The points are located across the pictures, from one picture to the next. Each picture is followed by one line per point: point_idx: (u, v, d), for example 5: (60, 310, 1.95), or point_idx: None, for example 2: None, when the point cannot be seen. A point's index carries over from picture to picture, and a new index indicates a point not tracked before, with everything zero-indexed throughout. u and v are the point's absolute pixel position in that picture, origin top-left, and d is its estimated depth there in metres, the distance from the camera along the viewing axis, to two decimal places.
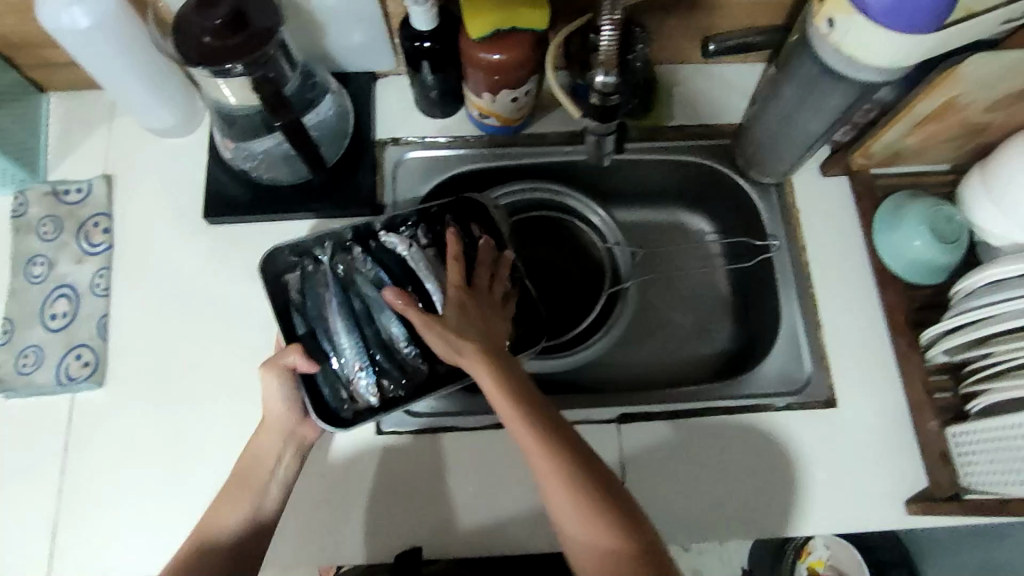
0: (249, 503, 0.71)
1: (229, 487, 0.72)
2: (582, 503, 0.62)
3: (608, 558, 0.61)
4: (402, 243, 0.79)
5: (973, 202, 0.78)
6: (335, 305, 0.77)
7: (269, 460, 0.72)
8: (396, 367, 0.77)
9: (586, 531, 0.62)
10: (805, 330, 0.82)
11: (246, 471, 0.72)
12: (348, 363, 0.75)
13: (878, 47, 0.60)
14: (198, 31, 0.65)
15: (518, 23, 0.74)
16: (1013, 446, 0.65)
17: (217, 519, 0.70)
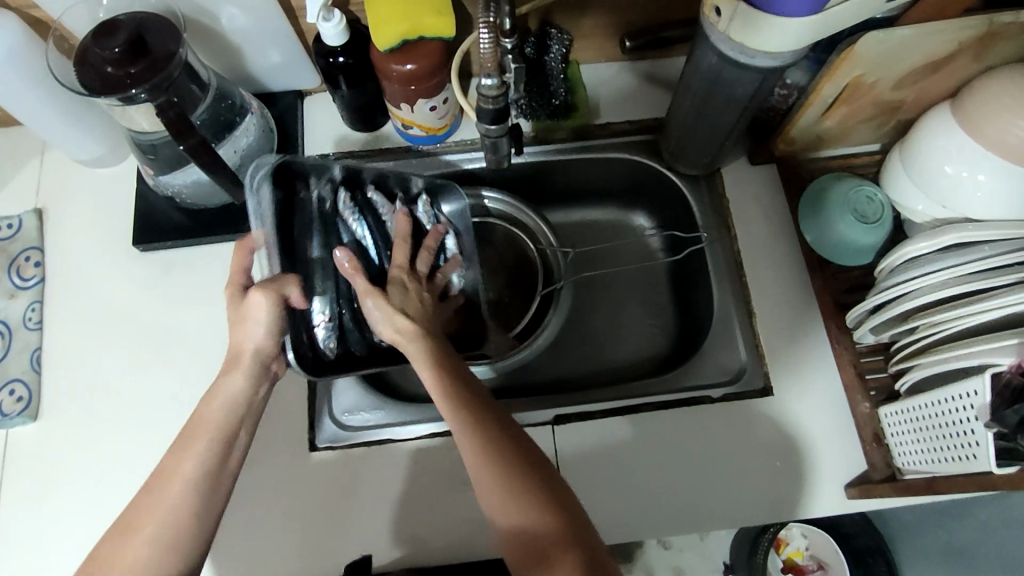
0: (212, 445, 0.61)
1: (184, 434, 0.62)
2: (523, 512, 0.57)
3: (539, 545, 0.56)
4: (385, 203, 0.78)
5: (894, 181, 0.77)
6: (317, 245, 0.74)
7: (236, 396, 0.64)
8: (359, 326, 0.75)
9: (529, 546, 0.56)
10: (738, 319, 0.82)
11: (206, 414, 0.63)
12: (323, 314, 0.72)
13: (768, 36, 0.61)
14: (99, 62, 0.66)
15: (425, 32, 0.74)
16: (939, 423, 0.64)
17: (176, 465, 0.60)
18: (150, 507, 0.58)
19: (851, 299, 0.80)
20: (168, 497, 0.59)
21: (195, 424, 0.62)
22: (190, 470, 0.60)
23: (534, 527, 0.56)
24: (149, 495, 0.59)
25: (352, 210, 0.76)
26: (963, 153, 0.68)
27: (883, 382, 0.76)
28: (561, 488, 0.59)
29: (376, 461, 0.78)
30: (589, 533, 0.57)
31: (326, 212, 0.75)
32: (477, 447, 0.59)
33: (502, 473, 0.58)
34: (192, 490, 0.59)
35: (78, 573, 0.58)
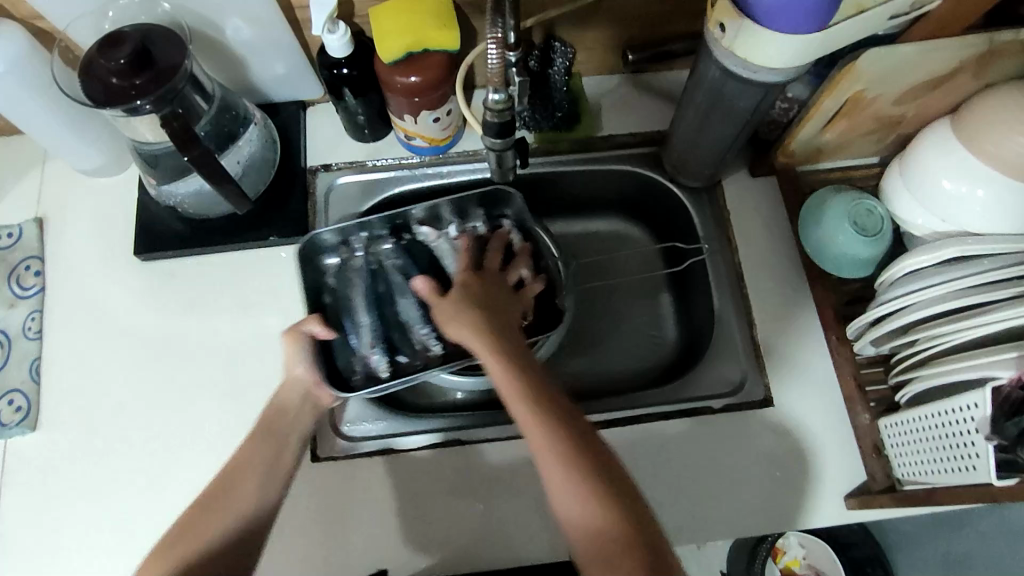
0: (265, 479, 0.66)
1: (235, 467, 0.66)
2: (592, 517, 0.55)
3: (603, 546, 0.54)
4: (432, 233, 0.89)
5: (893, 194, 0.78)
6: (364, 296, 0.87)
7: (288, 434, 0.70)
8: (408, 345, 0.86)
9: (595, 551, 0.54)
10: (739, 330, 0.83)
11: (258, 449, 0.68)
12: (368, 341, 0.85)
13: (770, 51, 0.61)
14: (104, 73, 0.66)
15: (429, 45, 0.75)
16: (939, 434, 0.65)
17: (227, 495, 0.64)
18: (193, 534, 0.61)
19: (850, 311, 0.81)
20: (236, 492, 0.64)
21: (247, 459, 0.67)
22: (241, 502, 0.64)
23: (601, 531, 0.54)
24: (197, 522, 0.62)
25: (396, 252, 0.89)
26: (961, 168, 0.69)
27: (882, 394, 0.77)
28: (635, 498, 0.57)
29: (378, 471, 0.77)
30: (661, 545, 0.54)
31: (372, 261, 0.88)
32: (550, 445, 0.58)
33: (571, 474, 0.57)
34: (243, 516, 0.63)
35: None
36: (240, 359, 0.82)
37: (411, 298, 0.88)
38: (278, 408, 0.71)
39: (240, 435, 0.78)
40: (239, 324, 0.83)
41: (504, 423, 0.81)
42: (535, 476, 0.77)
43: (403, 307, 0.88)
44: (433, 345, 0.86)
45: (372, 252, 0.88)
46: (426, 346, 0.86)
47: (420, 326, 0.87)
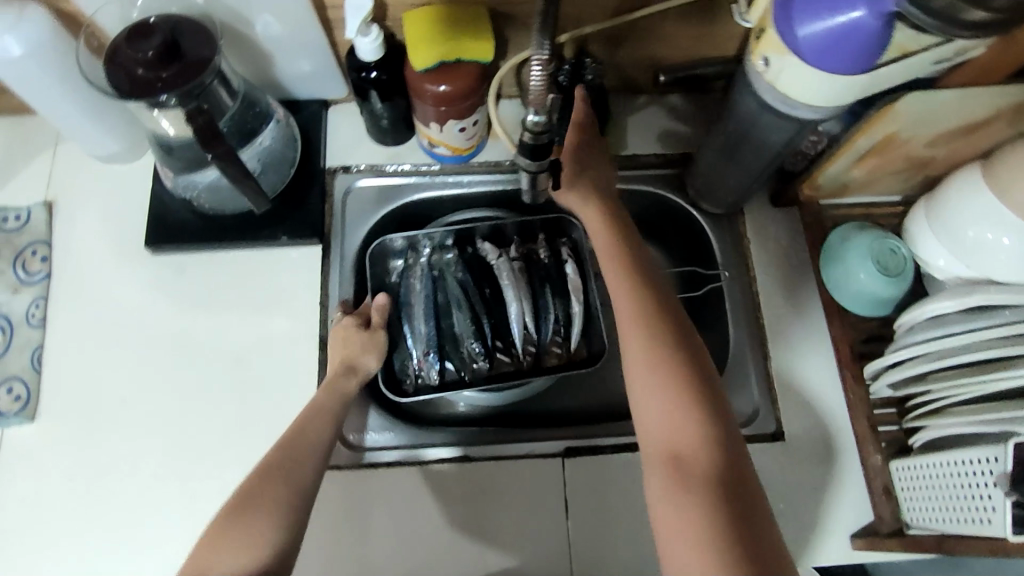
0: (296, 489, 0.62)
1: (260, 481, 0.62)
2: (665, 433, 0.62)
3: (686, 450, 0.60)
4: (494, 251, 0.88)
5: (917, 236, 0.78)
6: (422, 298, 0.86)
7: (319, 444, 0.67)
8: (459, 357, 0.86)
9: (655, 463, 0.61)
10: (754, 362, 0.82)
11: (286, 459, 0.65)
12: (417, 347, 0.85)
13: (812, 88, 0.61)
14: (130, 62, 0.64)
15: (462, 54, 0.73)
16: (953, 484, 0.64)
17: (251, 512, 0.60)
18: (230, 547, 0.57)
19: (867, 349, 0.80)
20: (290, 474, 0.63)
21: (280, 472, 0.63)
22: (270, 518, 0.60)
23: (662, 448, 0.61)
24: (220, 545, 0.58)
25: (459, 266, 0.88)
26: (988, 216, 0.69)
27: (895, 435, 0.76)
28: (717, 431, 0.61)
29: (386, 482, 0.76)
30: (733, 473, 0.59)
31: (435, 268, 0.87)
32: (651, 375, 0.64)
33: (663, 398, 0.63)
34: (272, 531, 0.59)
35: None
36: (248, 360, 0.80)
37: (465, 316, 0.86)
38: (337, 394, 0.73)
39: (245, 438, 0.77)
40: (250, 325, 0.82)
41: (513, 440, 0.80)
42: (543, 493, 0.77)
43: (456, 321, 0.87)
44: (480, 361, 0.85)
45: (436, 260, 0.88)
46: (473, 361, 0.86)
47: (471, 340, 0.85)
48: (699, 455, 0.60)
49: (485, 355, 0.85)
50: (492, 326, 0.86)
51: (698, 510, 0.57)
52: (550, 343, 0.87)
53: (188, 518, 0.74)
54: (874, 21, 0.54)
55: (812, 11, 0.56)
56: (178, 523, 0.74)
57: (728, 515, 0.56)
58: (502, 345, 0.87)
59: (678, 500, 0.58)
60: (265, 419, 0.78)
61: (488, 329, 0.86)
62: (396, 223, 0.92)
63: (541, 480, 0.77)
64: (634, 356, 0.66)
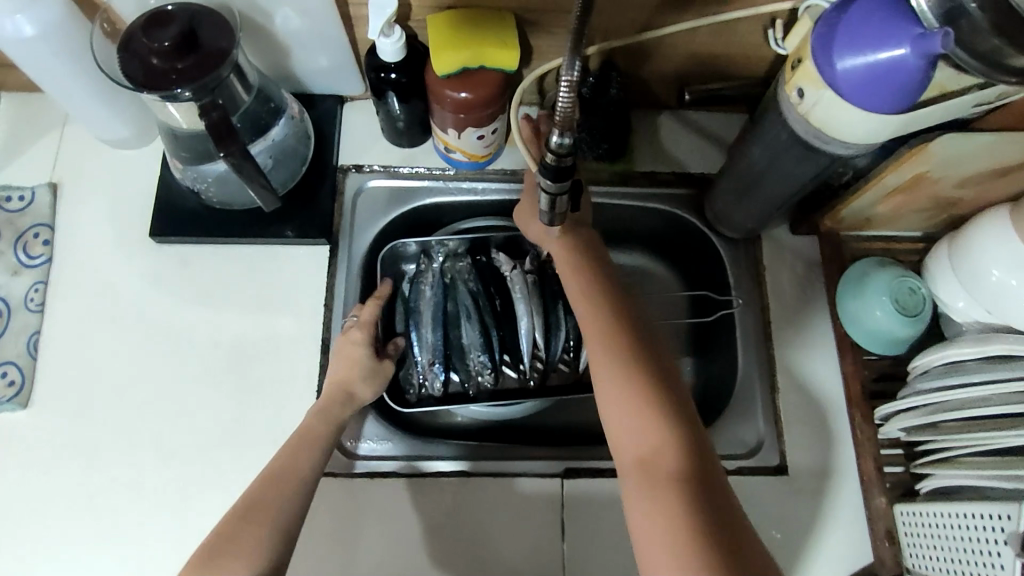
0: (280, 522, 0.61)
1: (242, 521, 0.60)
2: (631, 435, 0.61)
3: (651, 444, 0.59)
4: (508, 262, 0.88)
5: (938, 276, 0.76)
6: (428, 303, 0.86)
7: (306, 480, 0.65)
8: (463, 370, 0.86)
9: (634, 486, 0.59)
10: (761, 392, 0.81)
11: (270, 495, 0.63)
12: (422, 355, 0.85)
13: (847, 124, 0.59)
14: (145, 51, 0.62)
15: (487, 61, 0.71)
16: (962, 536, 0.63)
17: (229, 559, 0.58)
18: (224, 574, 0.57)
19: (878, 387, 0.79)
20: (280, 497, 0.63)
21: (265, 494, 0.63)
22: (248, 566, 0.58)
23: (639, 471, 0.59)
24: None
25: (471, 274, 0.88)
26: (1014, 262, 0.67)
27: (900, 477, 0.75)
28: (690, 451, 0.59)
29: (380, 494, 0.75)
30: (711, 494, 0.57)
31: (446, 275, 0.88)
32: (611, 372, 0.64)
33: (627, 399, 0.62)
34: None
35: None
36: (247, 359, 0.79)
37: (472, 327, 0.87)
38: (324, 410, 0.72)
39: (240, 438, 0.76)
40: (251, 323, 0.80)
41: (512, 457, 0.79)
42: (538, 515, 0.75)
43: (464, 332, 0.87)
44: (485, 374, 0.86)
45: (448, 267, 0.88)
46: (479, 374, 0.86)
47: (476, 353, 0.86)
48: (676, 478, 0.57)
49: (490, 366, 0.86)
50: (501, 339, 0.87)
51: (663, 504, 0.57)
52: (558, 358, 0.88)
53: (176, 518, 0.73)
54: (918, 60, 0.52)
55: (853, 44, 0.54)
56: (165, 523, 0.73)
57: (693, 512, 0.56)
58: (510, 359, 0.87)
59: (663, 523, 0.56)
60: (261, 421, 0.76)
61: (496, 343, 0.86)
62: (407, 225, 0.90)
63: (537, 501, 0.76)
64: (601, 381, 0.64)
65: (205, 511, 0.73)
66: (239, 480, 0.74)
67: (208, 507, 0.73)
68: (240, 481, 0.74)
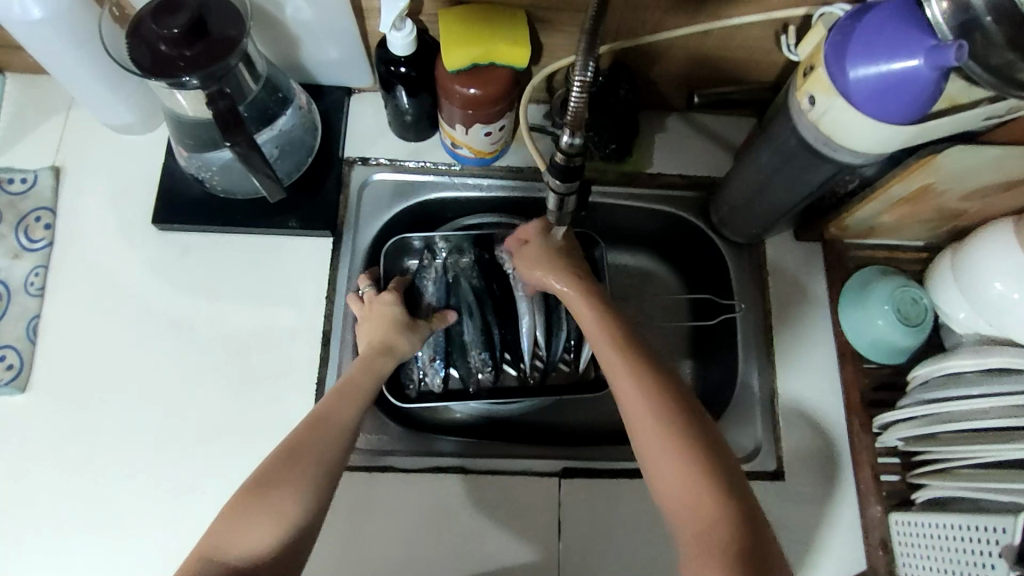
0: (321, 468, 0.59)
1: (286, 461, 0.59)
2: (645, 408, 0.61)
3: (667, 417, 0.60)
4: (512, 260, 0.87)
5: (941, 287, 0.76)
6: (432, 299, 0.86)
7: (348, 423, 0.64)
8: (464, 366, 0.86)
9: (659, 464, 0.58)
10: (760, 397, 0.81)
11: (314, 434, 0.62)
12: (425, 351, 0.85)
13: (857, 133, 0.59)
14: (155, 38, 0.62)
15: (497, 58, 0.71)
16: (956, 550, 0.64)
17: (274, 490, 0.57)
18: (269, 508, 0.56)
19: (876, 396, 0.79)
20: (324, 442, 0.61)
21: (308, 439, 0.61)
22: (291, 504, 0.56)
23: (667, 448, 0.58)
24: (243, 522, 0.55)
25: (474, 271, 0.88)
26: (1017, 275, 0.67)
27: (895, 486, 0.75)
28: (710, 432, 0.60)
29: (377, 487, 0.75)
30: (735, 468, 0.58)
31: (449, 272, 0.87)
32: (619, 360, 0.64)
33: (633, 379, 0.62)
34: (294, 515, 0.56)
35: (218, 531, 0.55)
36: (248, 349, 0.78)
37: (472, 325, 0.86)
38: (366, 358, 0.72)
39: (240, 428, 0.76)
40: (252, 313, 0.80)
41: (511, 454, 0.79)
42: (534, 514, 0.75)
43: (465, 328, 0.87)
44: (486, 372, 0.86)
45: (451, 263, 0.88)
46: (479, 371, 0.86)
47: (477, 350, 0.86)
48: (705, 446, 0.58)
49: (490, 363, 0.86)
50: (502, 337, 0.87)
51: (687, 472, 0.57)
52: (559, 358, 0.88)
53: (172, 506, 0.73)
54: (930, 72, 0.52)
55: (866, 53, 0.54)
56: (161, 511, 0.73)
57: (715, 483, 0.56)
58: (511, 358, 0.88)
59: (695, 501, 0.56)
60: (260, 412, 0.76)
61: (498, 341, 0.87)
62: (410, 219, 0.90)
63: (534, 498, 0.76)
64: (617, 368, 0.63)
65: (202, 500, 0.73)
66: (237, 470, 0.74)
67: (206, 496, 0.73)
68: (237, 470, 0.74)
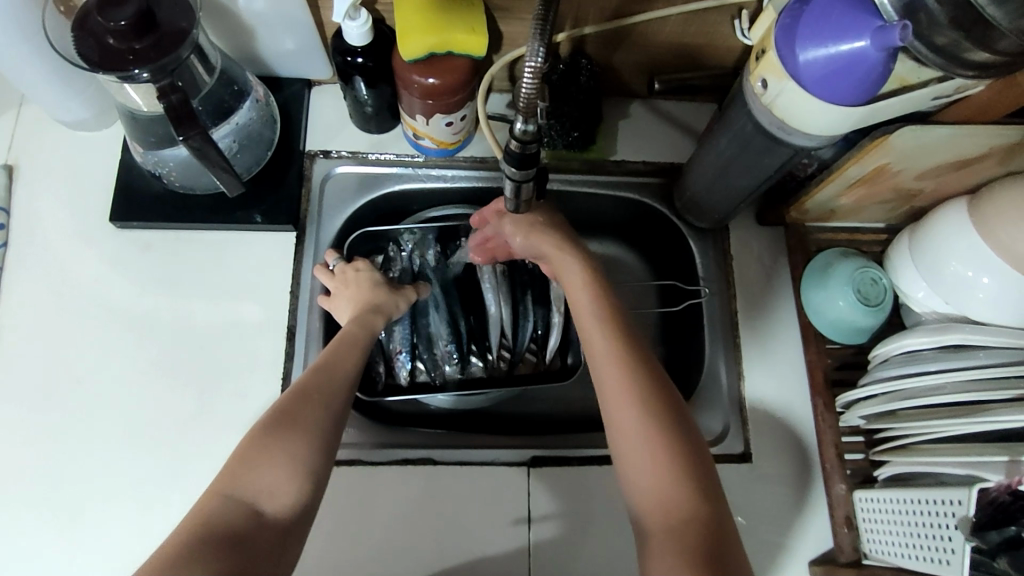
0: (329, 414, 0.60)
1: (298, 404, 0.59)
2: (626, 364, 0.62)
3: (647, 374, 0.62)
4: None
5: (899, 266, 0.77)
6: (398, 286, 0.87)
7: (348, 378, 0.64)
8: (431, 358, 0.87)
9: (633, 437, 0.59)
10: (727, 380, 0.82)
11: (318, 384, 0.62)
12: (395, 343, 0.85)
13: (810, 115, 0.59)
14: (102, 31, 0.61)
15: (453, 47, 0.70)
16: (912, 524, 0.65)
17: (281, 443, 0.56)
18: (287, 448, 0.56)
19: (839, 376, 0.80)
20: (331, 388, 0.62)
21: (314, 386, 0.61)
22: (307, 444, 0.57)
23: (645, 420, 0.59)
24: (253, 471, 0.54)
25: (438, 264, 0.89)
26: (972, 252, 0.68)
27: (859, 464, 0.77)
28: (682, 407, 0.61)
29: (348, 480, 0.75)
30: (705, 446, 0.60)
31: (416, 266, 0.88)
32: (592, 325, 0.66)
33: (611, 339, 0.64)
34: (302, 471, 0.55)
35: (233, 469, 0.54)
36: (212, 347, 0.78)
37: (438, 317, 0.87)
38: (367, 317, 0.74)
39: (206, 425, 0.75)
40: (217, 309, 0.79)
41: (479, 446, 0.79)
42: (506, 503, 0.75)
43: (432, 320, 0.87)
44: (452, 364, 0.87)
45: (416, 255, 0.88)
46: (445, 363, 0.87)
47: (444, 341, 0.87)
48: (682, 402, 0.61)
49: (456, 355, 0.87)
50: (469, 327, 0.88)
51: (676, 418, 0.60)
52: (525, 349, 0.89)
53: (139, 507, 0.72)
54: (877, 53, 0.52)
55: (816, 36, 0.54)
56: (127, 511, 0.72)
57: (694, 435, 0.60)
58: (478, 349, 0.87)
59: (663, 477, 0.57)
60: (227, 409, 0.75)
61: (466, 330, 0.87)
62: (375, 212, 0.89)
63: (503, 488, 0.76)
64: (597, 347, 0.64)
65: (171, 500, 0.72)
66: (205, 465, 0.73)
67: (175, 495, 0.72)
68: (205, 470, 0.73)
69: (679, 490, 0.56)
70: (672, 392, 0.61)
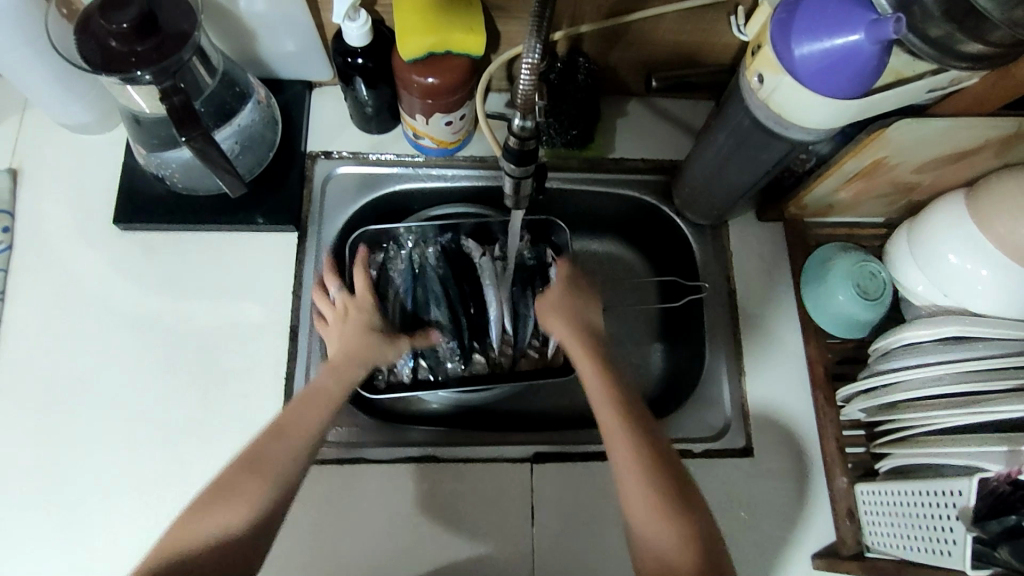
0: (288, 466, 0.62)
1: (256, 455, 0.61)
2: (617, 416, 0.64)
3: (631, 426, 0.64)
4: (478, 249, 0.89)
5: (896, 259, 0.77)
6: (398, 282, 0.88)
7: (317, 426, 0.65)
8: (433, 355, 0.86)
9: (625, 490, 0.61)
10: (728, 375, 0.82)
11: (281, 435, 0.63)
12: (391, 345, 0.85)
13: (806, 109, 0.60)
14: (104, 33, 0.61)
15: (451, 46, 0.71)
16: (912, 516, 0.65)
17: (233, 495, 0.59)
18: (241, 500, 0.58)
19: (839, 370, 0.80)
20: (295, 440, 0.63)
21: (274, 437, 0.63)
22: (262, 496, 0.59)
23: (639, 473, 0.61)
24: (203, 517, 0.57)
25: (439, 262, 0.89)
26: (970, 244, 0.68)
27: (860, 457, 0.77)
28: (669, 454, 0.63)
29: (352, 478, 0.75)
30: (675, 462, 0.63)
31: (416, 263, 0.88)
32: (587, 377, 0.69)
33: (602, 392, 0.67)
34: (260, 518, 0.58)
35: (184, 517, 0.58)
36: (216, 348, 0.78)
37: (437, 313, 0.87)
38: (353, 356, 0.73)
39: (209, 425, 0.75)
40: (219, 309, 0.80)
41: (481, 443, 0.79)
42: (509, 499, 0.76)
43: (433, 318, 0.87)
44: (455, 360, 0.87)
45: (417, 253, 0.89)
46: (448, 360, 0.87)
47: (444, 337, 0.86)
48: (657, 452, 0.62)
49: (460, 352, 0.87)
50: (470, 324, 0.88)
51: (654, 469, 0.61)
52: (527, 345, 0.89)
53: (142, 508, 0.72)
54: (871, 45, 0.52)
55: (811, 29, 0.55)
56: (131, 512, 0.72)
57: (676, 483, 0.61)
58: (479, 346, 0.88)
59: (660, 527, 0.59)
60: (229, 409, 0.76)
61: (466, 328, 0.87)
62: (375, 212, 0.90)
63: (504, 485, 0.76)
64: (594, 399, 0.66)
65: (173, 501, 0.73)
66: (207, 466, 0.74)
67: (178, 497, 0.73)
68: (207, 471, 0.74)
69: (670, 539, 0.58)
70: (658, 442, 0.63)
